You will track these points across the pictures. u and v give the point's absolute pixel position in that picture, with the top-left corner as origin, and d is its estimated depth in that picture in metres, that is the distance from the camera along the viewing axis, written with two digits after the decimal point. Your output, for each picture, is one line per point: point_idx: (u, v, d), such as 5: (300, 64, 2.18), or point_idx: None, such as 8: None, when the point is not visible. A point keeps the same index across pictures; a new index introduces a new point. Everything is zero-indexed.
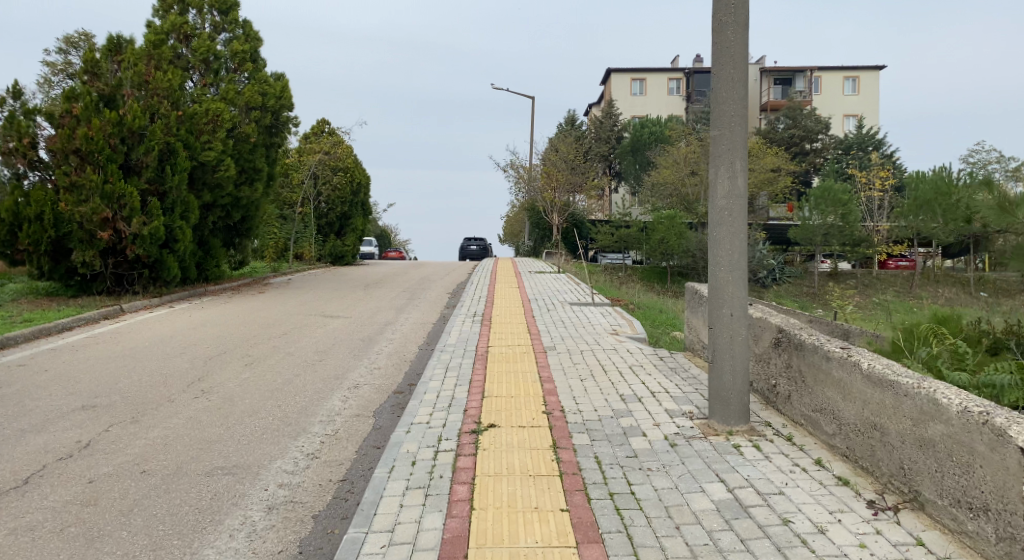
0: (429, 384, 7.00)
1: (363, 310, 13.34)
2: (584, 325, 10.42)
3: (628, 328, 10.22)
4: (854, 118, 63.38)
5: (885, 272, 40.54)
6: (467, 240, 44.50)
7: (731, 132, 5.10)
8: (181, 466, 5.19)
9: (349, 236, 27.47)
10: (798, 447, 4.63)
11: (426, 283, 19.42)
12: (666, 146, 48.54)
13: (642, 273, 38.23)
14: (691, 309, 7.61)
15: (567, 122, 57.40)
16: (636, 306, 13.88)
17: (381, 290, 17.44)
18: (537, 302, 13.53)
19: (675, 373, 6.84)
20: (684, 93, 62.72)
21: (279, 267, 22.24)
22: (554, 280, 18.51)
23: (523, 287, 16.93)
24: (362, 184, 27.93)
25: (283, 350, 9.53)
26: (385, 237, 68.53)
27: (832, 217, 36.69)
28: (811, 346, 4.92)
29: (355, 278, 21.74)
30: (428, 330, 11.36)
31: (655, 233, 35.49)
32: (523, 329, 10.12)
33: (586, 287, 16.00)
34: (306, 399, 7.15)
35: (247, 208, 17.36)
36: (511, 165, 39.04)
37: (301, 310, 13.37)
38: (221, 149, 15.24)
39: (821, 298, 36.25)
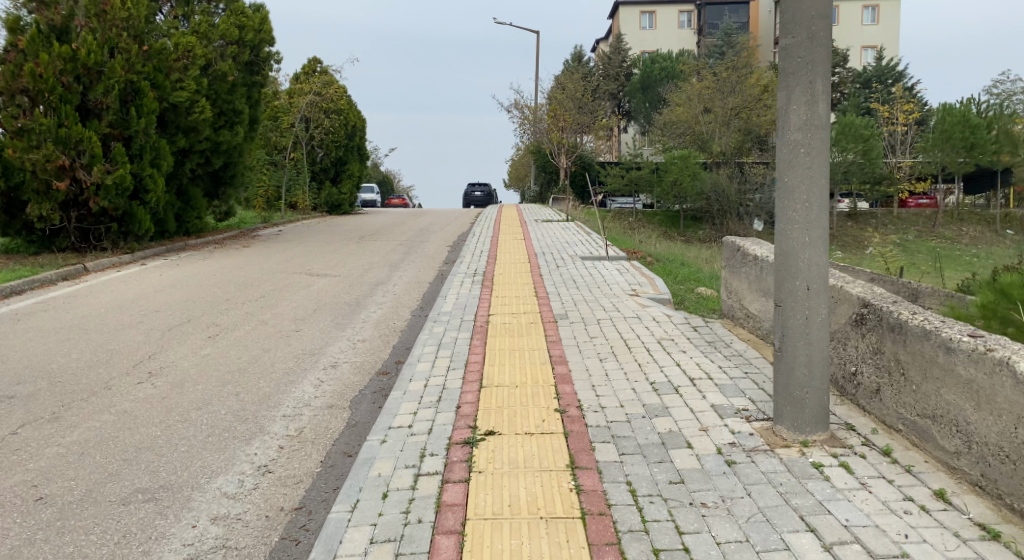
0: (417, 366, 5.78)
1: (353, 267, 12.10)
2: (599, 285, 9.16)
3: (650, 288, 8.99)
4: (873, 50, 60.67)
5: (907, 211, 38.92)
6: (472, 185, 43.05)
7: (810, 39, 3.70)
8: (89, 490, 4.03)
9: (346, 183, 26.10)
10: (903, 468, 3.40)
11: (427, 234, 18.15)
12: (678, 82, 46.47)
13: (654, 217, 36.82)
14: (732, 271, 6.32)
15: (573, 60, 55.15)
16: (654, 258, 12.66)
17: (377, 242, 16.15)
18: (545, 256, 12.29)
19: (715, 350, 5.60)
20: (695, 27, 60.04)
21: (269, 217, 20.98)
22: (562, 230, 17.21)
23: (529, 237, 15.67)
24: (358, 127, 26.37)
25: (256, 318, 8.32)
26: (387, 184, 66.98)
27: (853, 153, 35.08)
28: (915, 328, 3.64)
29: (351, 229, 20.44)
30: (424, 291, 10.13)
31: (668, 174, 34.17)
32: (531, 291, 8.89)
33: (598, 238, 14.66)
34: (271, 385, 5.95)
35: (229, 154, 16.00)
36: (515, 105, 37.23)
37: (286, 267, 12.13)
38: (194, 88, 13.80)
39: (841, 240, 34.90)
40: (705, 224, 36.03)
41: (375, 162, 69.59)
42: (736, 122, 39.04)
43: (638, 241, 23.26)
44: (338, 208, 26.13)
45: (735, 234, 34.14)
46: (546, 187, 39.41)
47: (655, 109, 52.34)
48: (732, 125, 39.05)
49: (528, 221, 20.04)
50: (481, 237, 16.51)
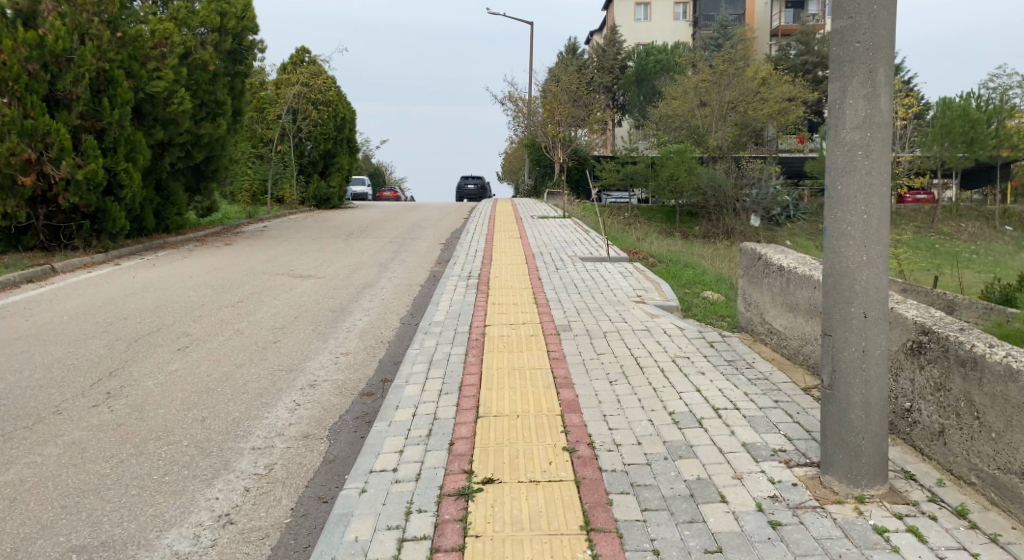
0: (405, 388, 5.17)
1: (340, 268, 11.48)
2: (601, 290, 8.56)
3: (656, 292, 8.41)
4: None
5: (905, 207, 38.61)
6: (465, 178, 42.39)
7: (871, 20, 3.10)
8: (16, 548, 3.42)
9: (335, 177, 25.48)
10: (988, 537, 2.82)
11: (418, 231, 17.54)
12: (674, 75, 45.88)
13: (649, 212, 36.35)
14: (753, 281, 5.73)
15: (567, 51, 54.44)
16: (655, 258, 12.10)
17: (366, 239, 15.53)
18: (541, 257, 11.69)
19: (738, 372, 5.01)
20: (690, 19, 59.43)
21: (255, 212, 20.34)
22: (558, 227, 16.62)
23: (524, 235, 15.10)
24: (347, 118, 25.65)
25: (231, 327, 7.69)
26: (378, 177, 66.24)
27: None
28: (994, 366, 3.05)
29: (340, 224, 19.81)
30: (414, 295, 9.52)
31: (664, 169, 33.59)
32: (529, 297, 8.29)
33: (596, 237, 14.06)
34: (243, 408, 5.34)
35: (211, 148, 15.33)
36: (509, 98, 36.60)
37: (269, 268, 11.49)
38: (173, 78, 13.11)
39: None
40: (701, 220, 35.58)
41: (365, 154, 68.77)
42: (732, 115, 38.54)
43: (635, 238, 22.74)
44: (327, 202, 25.47)
45: (732, 230, 33.71)
46: (541, 180, 38.80)
47: (650, 102, 51.77)
48: (729, 119, 38.55)
49: (523, 217, 19.47)
50: (474, 234, 15.90)
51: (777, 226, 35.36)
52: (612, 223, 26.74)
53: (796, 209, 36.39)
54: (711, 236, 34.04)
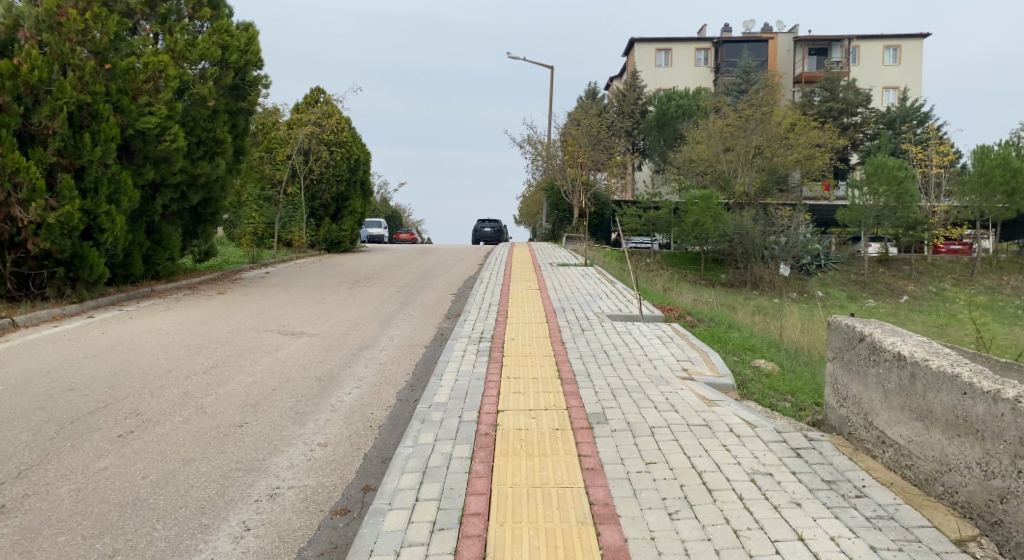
0: (388, 513, 3.83)
1: (337, 324, 10.20)
2: (637, 359, 7.20)
3: (705, 363, 7.05)
4: (895, 90, 59.19)
5: (940, 258, 37.12)
6: (481, 221, 41.34)
7: None
8: None
9: (347, 220, 24.50)
10: None
11: (430, 278, 16.34)
12: (697, 120, 44.97)
13: (673, 259, 35.14)
14: (856, 371, 4.38)
15: (588, 96, 53.84)
16: (693, 316, 10.74)
17: (372, 287, 14.32)
18: (563, 311, 10.35)
19: (849, 506, 3.62)
20: (712, 65, 58.82)
21: (259, 256, 19.31)
22: (581, 276, 15.29)
23: (544, 285, 13.78)
24: (362, 159, 24.68)
25: (193, 404, 6.38)
26: (395, 219, 65.63)
27: (885, 198, 33.17)
28: None
29: (348, 269, 18.65)
30: (418, 358, 8.20)
31: (689, 214, 32.32)
32: (552, 366, 6.92)
33: (623, 287, 12.74)
34: (174, 534, 4.00)
35: (210, 189, 14.30)
36: (527, 141, 35.77)
37: (260, 322, 10.25)
38: (166, 113, 12.12)
39: (872, 288, 33.44)
40: (728, 268, 34.24)
41: (383, 196, 68.25)
42: (758, 161, 37.37)
43: (663, 289, 21.46)
44: (338, 245, 24.37)
45: (760, 279, 32.30)
46: (560, 225, 37.02)
47: (671, 146, 50.88)
48: (755, 165, 37.40)
49: (542, 265, 18.21)
50: (489, 282, 14.60)
51: (808, 275, 34.01)
52: (636, 272, 25.55)
53: (827, 258, 35.00)
54: (739, 286, 32.67)
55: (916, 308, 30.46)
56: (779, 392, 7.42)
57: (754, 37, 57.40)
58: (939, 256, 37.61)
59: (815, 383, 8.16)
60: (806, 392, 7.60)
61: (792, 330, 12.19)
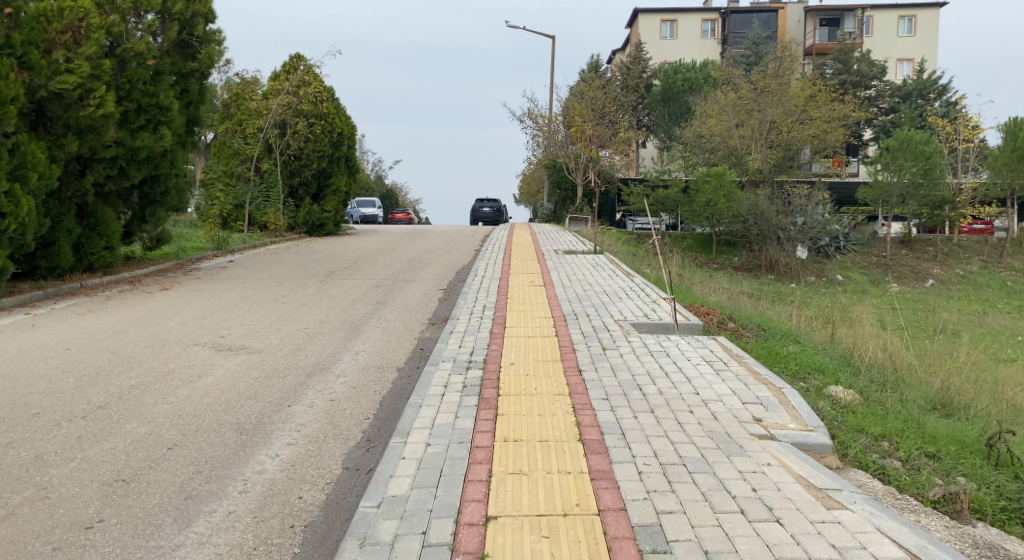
0: None
1: (291, 334, 8.10)
2: (685, 398, 5.11)
3: (782, 407, 4.98)
4: (910, 62, 56.70)
5: (966, 238, 35.18)
6: (479, 201, 39.18)
7: None
8: None
9: (329, 200, 22.35)
10: None
11: (416, 268, 14.24)
12: (706, 93, 42.62)
13: (684, 241, 33.08)
14: None
15: (589, 68, 51.27)
16: (736, 321, 8.67)
17: (346, 281, 12.17)
18: (574, 316, 8.24)
19: None
20: (719, 36, 56.20)
21: (227, 240, 17.26)
22: (591, 265, 13.18)
23: (549, 275, 11.64)
24: (345, 133, 22.47)
25: (38, 481, 4.27)
26: (390, 198, 63.40)
27: (911, 174, 30.98)
28: None
29: (325, 256, 16.54)
30: (385, 389, 6.09)
31: (701, 193, 30.29)
32: (567, 413, 4.81)
33: (642, 281, 10.58)
34: None
35: (156, 164, 12.11)
36: (528, 115, 33.50)
37: (193, 332, 8.14)
38: (88, 69, 9.95)
39: (896, 270, 31.52)
40: (741, 250, 32.17)
41: (377, 173, 65.97)
42: (772, 136, 35.16)
43: (679, 277, 19.42)
44: (321, 228, 22.29)
45: (776, 262, 30.15)
46: (561, 206, 34.65)
47: (678, 122, 48.49)
48: (769, 141, 35.17)
49: (544, 251, 16.11)
50: (486, 273, 12.46)
51: (826, 257, 32.06)
52: (646, 257, 23.53)
53: (846, 239, 32.95)
54: (754, 269, 30.64)
55: (944, 292, 28.49)
56: (869, 439, 5.46)
57: (764, 6, 54.72)
58: (963, 237, 35.58)
59: (910, 418, 6.18)
60: (908, 439, 5.63)
61: (848, 334, 10.21)
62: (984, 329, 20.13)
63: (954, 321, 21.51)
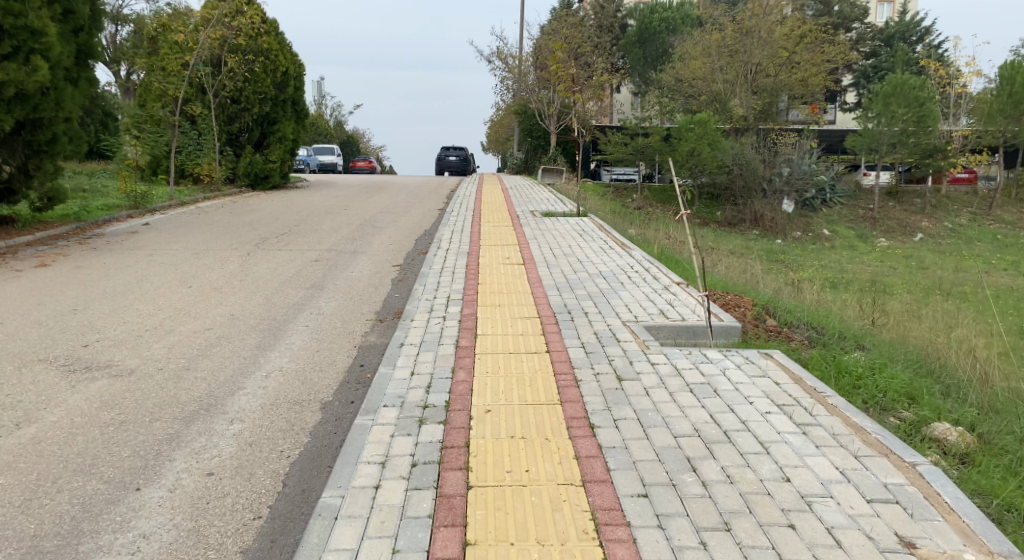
0: None
1: (184, 341, 5.92)
2: (774, 493, 3.14)
3: (936, 510, 3.02)
4: (890, 4, 54.58)
5: (954, 190, 33.74)
6: (446, 149, 36.64)
7: None
8: None
9: (274, 148, 19.91)
10: None
11: (369, 233, 12.03)
12: (686, 34, 40.14)
13: (664, 193, 31.16)
14: None
15: (560, 6, 48.15)
16: (772, 312, 6.78)
17: (280, 253, 9.93)
18: (567, 313, 6.23)
19: None
20: None
21: (150, 197, 14.86)
22: (578, 233, 11.15)
23: (528, 248, 9.59)
24: (291, 73, 20.01)
25: None
26: (351, 145, 60.23)
27: (903, 122, 29.13)
28: None
29: (263, 216, 14.20)
30: (295, 455, 4.02)
31: (683, 142, 28.26)
32: (585, 538, 2.82)
33: (644, 259, 8.58)
34: None
35: (34, 103, 9.64)
36: (496, 55, 30.84)
37: (50, 336, 5.94)
38: None
39: (884, 223, 30.03)
40: (724, 203, 30.37)
41: (336, 119, 62.80)
42: (756, 81, 33.03)
43: (666, 238, 17.50)
44: (265, 180, 19.89)
45: (761, 216, 28.47)
46: (533, 155, 31.94)
47: (654, 65, 45.96)
48: (752, 85, 33.06)
49: (519, 213, 14.01)
50: (451, 243, 10.33)
51: (812, 211, 30.37)
52: (626, 213, 21.52)
53: (833, 191, 31.18)
54: (737, 224, 28.94)
55: (935, 247, 27.02)
56: None
57: None
58: (949, 188, 34.06)
59: None
60: None
61: (895, 322, 8.36)
62: (991, 290, 18.61)
63: (955, 281, 19.99)
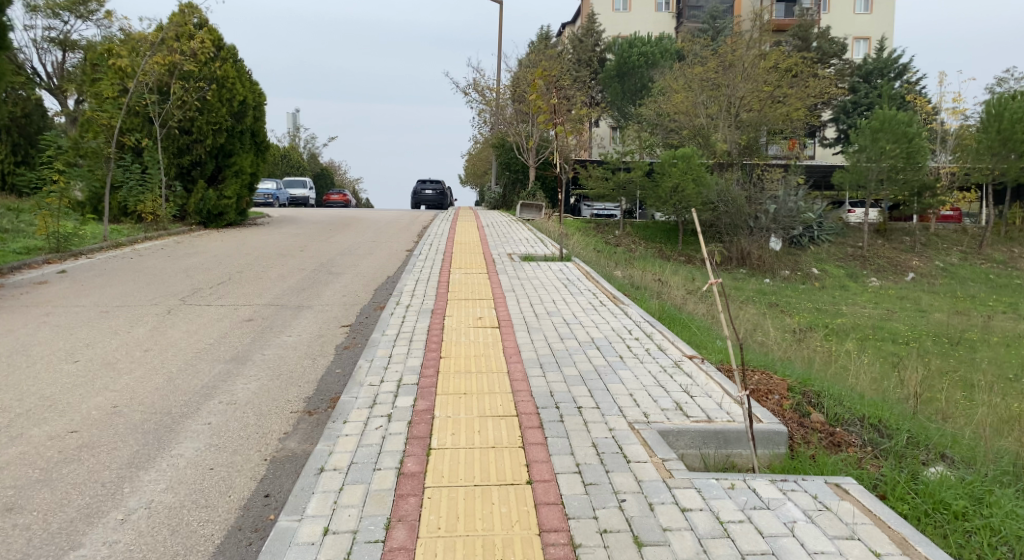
0: None
1: (31, 451, 4.33)
2: None
3: None
4: (866, 42, 54.50)
5: (942, 228, 32.94)
6: (421, 182, 35.30)
7: None
8: None
9: (230, 183, 18.30)
10: None
11: (321, 282, 10.50)
12: (666, 68, 39.40)
13: (647, 230, 30.01)
14: None
15: (539, 39, 47.40)
16: (814, 398, 5.32)
17: (206, 312, 8.34)
18: (556, 407, 4.70)
19: None
20: (673, 10, 52.85)
21: (77, 238, 13.22)
22: (562, 284, 9.68)
23: (502, 304, 8.07)
24: (249, 102, 18.51)
25: None
26: (326, 178, 58.86)
27: (892, 158, 28.28)
28: None
29: (204, 260, 12.61)
30: None
31: (666, 178, 27.19)
32: None
33: (643, 321, 7.14)
34: None
35: None
36: (473, 87, 29.70)
37: None
38: None
39: (873, 261, 29.04)
40: (709, 240, 29.28)
41: (310, 151, 61.52)
42: (740, 116, 32.18)
43: (655, 281, 16.12)
44: (219, 217, 18.31)
45: (747, 254, 27.33)
46: (511, 189, 30.61)
47: (633, 99, 45.25)
48: (735, 121, 32.24)
49: (495, 256, 12.55)
50: (413, 296, 8.79)
51: (799, 248, 29.34)
52: (611, 253, 20.20)
53: (820, 227, 30.19)
54: (723, 262, 27.83)
55: (929, 287, 25.99)
56: None
57: None
58: (937, 226, 33.32)
59: None
60: None
61: (946, 399, 6.98)
62: (1000, 336, 17.38)
63: (958, 325, 18.84)
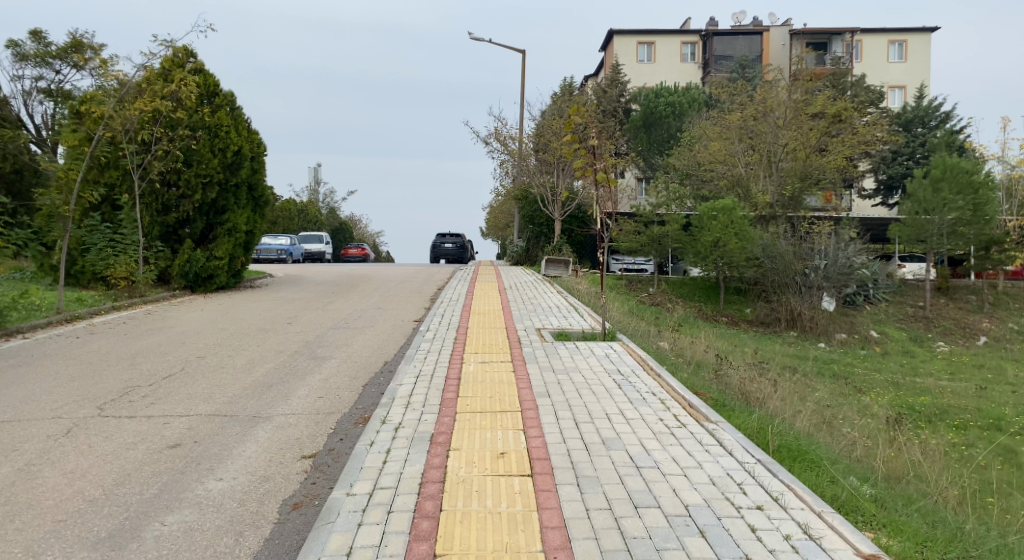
0: None
1: None
2: None
3: None
4: (901, 90, 52.32)
5: (1009, 286, 30.05)
6: (441, 236, 33.19)
7: None
8: None
9: (220, 242, 16.02)
10: None
11: (296, 374, 8.10)
12: (698, 117, 37.33)
13: (685, 288, 27.51)
14: None
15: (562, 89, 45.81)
16: None
17: (116, 435, 5.90)
18: None
19: None
20: (699, 60, 51.10)
21: (20, 313, 11.04)
22: (615, 380, 7.16)
23: (536, 423, 5.57)
24: (246, 151, 16.45)
25: None
26: (344, 232, 57.24)
27: (960, 210, 25.64)
28: None
29: (165, 338, 10.31)
30: None
31: (705, 231, 24.85)
32: None
33: (755, 465, 4.61)
34: None
35: None
36: (494, 136, 27.74)
37: None
38: None
39: (938, 323, 26.20)
40: (755, 299, 26.75)
41: (329, 207, 60.17)
42: (784, 164, 29.76)
43: (713, 355, 13.56)
44: (209, 281, 16.01)
45: (798, 314, 24.45)
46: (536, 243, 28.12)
47: (661, 150, 43.29)
48: (777, 170, 29.85)
49: (520, 333, 10.12)
50: (410, 404, 6.29)
51: (855, 308, 26.64)
52: (653, 318, 17.71)
53: (876, 285, 27.59)
54: (771, 324, 24.85)
55: (1007, 353, 23.13)
56: None
57: (748, 28, 49.59)
58: (1004, 283, 30.45)
59: None
60: None
61: None
62: None
63: None
